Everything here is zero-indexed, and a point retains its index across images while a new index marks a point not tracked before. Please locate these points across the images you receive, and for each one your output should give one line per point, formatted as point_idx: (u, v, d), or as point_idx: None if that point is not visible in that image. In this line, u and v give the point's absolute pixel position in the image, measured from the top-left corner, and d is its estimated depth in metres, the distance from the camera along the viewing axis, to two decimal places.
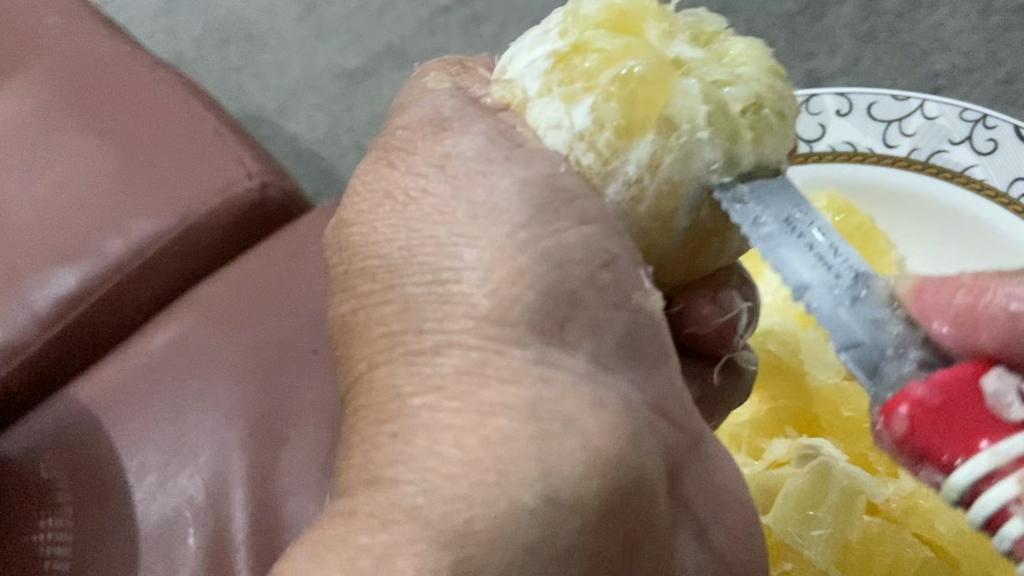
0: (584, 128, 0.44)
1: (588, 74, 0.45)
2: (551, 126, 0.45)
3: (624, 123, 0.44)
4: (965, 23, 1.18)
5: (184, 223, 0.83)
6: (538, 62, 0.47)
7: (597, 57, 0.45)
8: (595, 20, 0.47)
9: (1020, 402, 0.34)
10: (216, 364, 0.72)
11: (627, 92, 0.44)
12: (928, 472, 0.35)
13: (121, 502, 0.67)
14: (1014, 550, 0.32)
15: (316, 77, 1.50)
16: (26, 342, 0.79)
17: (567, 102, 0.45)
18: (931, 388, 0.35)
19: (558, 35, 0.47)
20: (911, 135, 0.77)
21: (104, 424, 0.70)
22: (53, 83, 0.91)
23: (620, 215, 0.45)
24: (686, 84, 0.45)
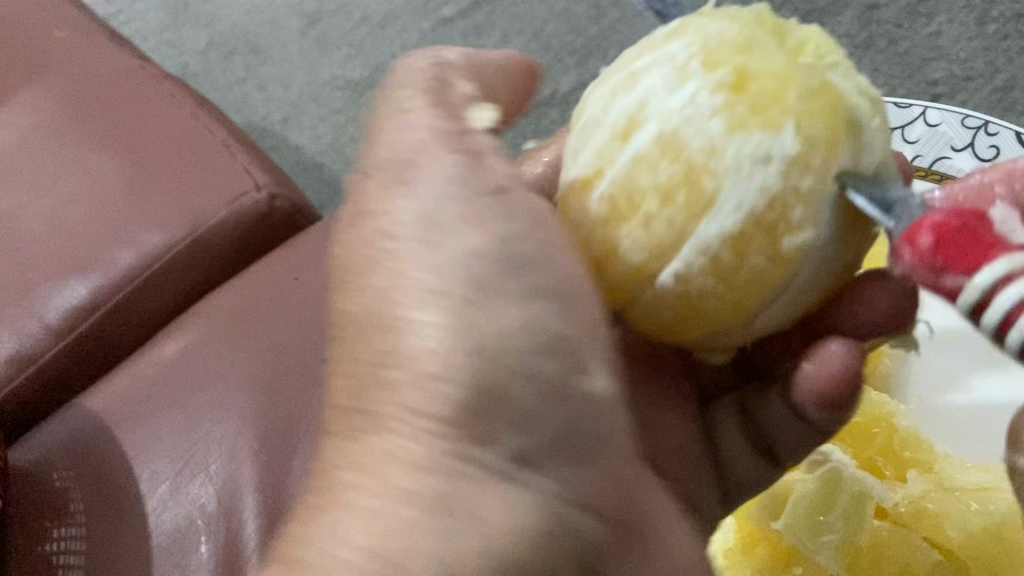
0: (652, 164, 0.48)
1: (776, 97, 0.46)
2: (638, 163, 0.49)
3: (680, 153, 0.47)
4: (963, 31, 1.19)
5: (193, 236, 0.84)
6: (705, 100, 0.47)
7: (765, 80, 0.47)
8: (737, 48, 0.48)
9: (1022, 227, 0.40)
10: (226, 374, 0.73)
11: (816, 104, 0.47)
12: (947, 281, 0.40)
13: (133, 512, 0.68)
14: (1007, 330, 0.38)
15: (320, 88, 1.51)
16: (36, 354, 0.80)
17: (621, 148, 0.49)
18: (949, 216, 0.41)
19: (705, 71, 0.48)
20: (914, 141, 0.77)
21: (115, 435, 0.71)
22: (63, 97, 0.92)
23: (821, 231, 0.47)
24: (832, 79, 0.48)
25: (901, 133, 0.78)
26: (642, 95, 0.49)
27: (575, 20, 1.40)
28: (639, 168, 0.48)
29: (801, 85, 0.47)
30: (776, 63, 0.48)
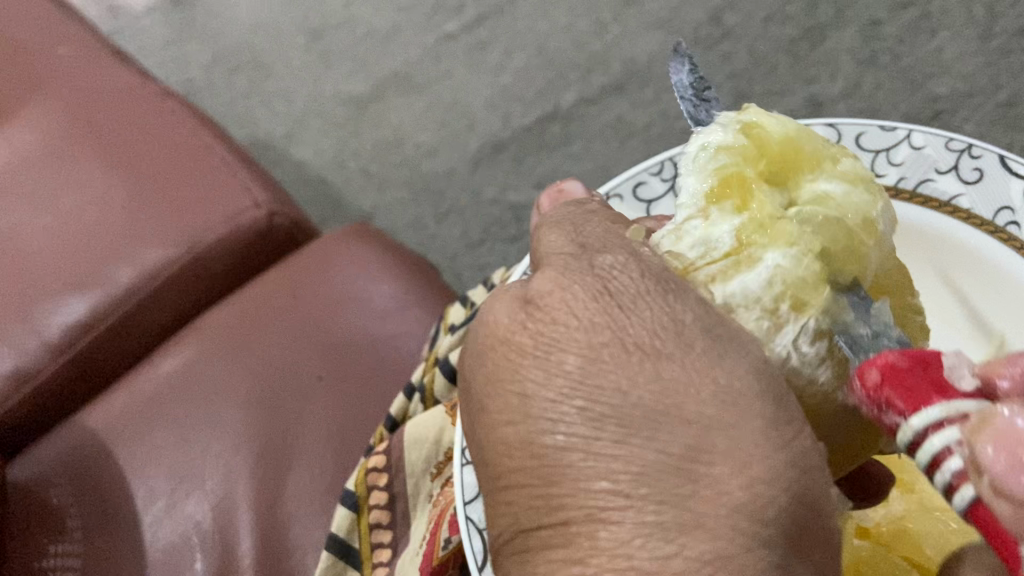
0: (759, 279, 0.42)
1: (818, 282, 0.43)
2: (803, 333, 0.41)
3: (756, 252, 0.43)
4: (966, 46, 1.19)
5: (192, 252, 0.84)
6: (784, 325, 0.41)
7: (812, 268, 0.42)
8: (762, 242, 0.43)
9: (972, 372, 0.30)
10: (223, 391, 0.73)
11: (844, 253, 0.44)
12: (890, 419, 0.31)
13: (130, 530, 0.68)
14: (953, 483, 0.28)
15: (323, 103, 1.52)
16: (35, 370, 0.80)
17: (789, 316, 0.41)
18: (903, 355, 0.32)
19: (766, 286, 0.42)
20: (899, 164, 0.69)
21: (112, 451, 0.71)
22: (66, 114, 0.92)
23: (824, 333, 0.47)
24: (825, 194, 0.46)
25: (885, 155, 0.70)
26: (772, 260, 0.42)
27: (577, 36, 1.41)
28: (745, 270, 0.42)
29: (833, 244, 0.43)
30: (810, 240, 0.43)
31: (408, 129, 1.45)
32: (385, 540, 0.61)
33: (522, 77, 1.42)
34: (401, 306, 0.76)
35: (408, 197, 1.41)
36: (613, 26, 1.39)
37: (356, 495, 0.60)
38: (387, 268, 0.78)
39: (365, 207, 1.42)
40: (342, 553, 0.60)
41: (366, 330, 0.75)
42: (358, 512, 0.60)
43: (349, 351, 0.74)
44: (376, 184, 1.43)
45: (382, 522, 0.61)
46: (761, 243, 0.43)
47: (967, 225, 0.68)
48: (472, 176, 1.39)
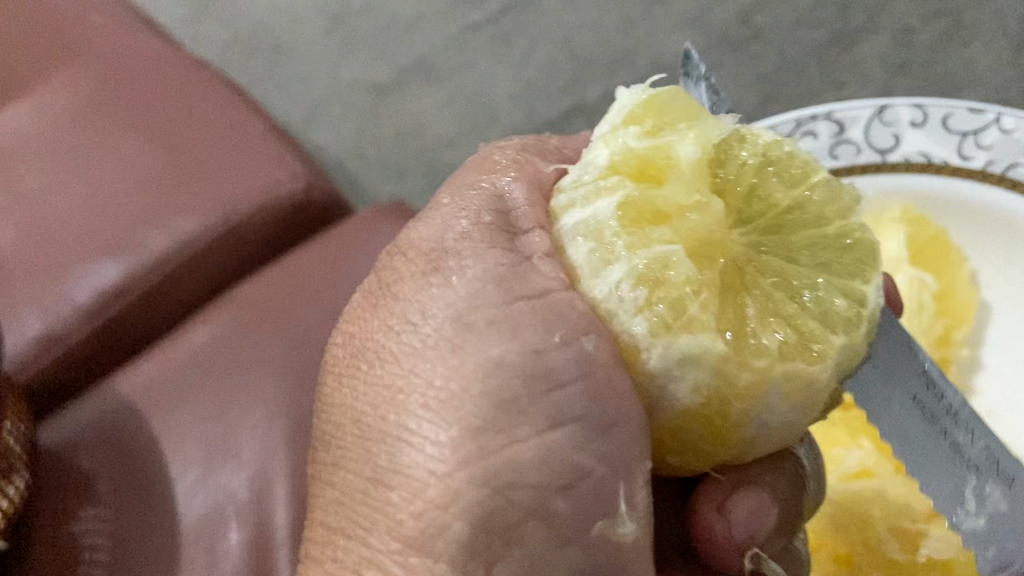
0: (627, 300, 0.41)
1: (642, 237, 0.41)
2: (627, 277, 0.41)
3: (663, 326, 0.40)
4: (998, 58, 1.19)
5: (227, 223, 0.84)
6: (608, 272, 0.41)
7: (664, 234, 0.41)
8: (628, 221, 0.41)
9: None
10: (258, 363, 0.71)
11: (672, 316, 0.40)
12: None
13: (162, 497, 0.66)
14: None
15: (343, 89, 1.50)
16: (64, 336, 0.79)
17: (624, 256, 0.41)
18: None
19: (624, 250, 0.41)
20: (989, 147, 0.73)
21: (144, 418, 0.70)
22: (98, 81, 0.91)
23: (648, 349, 0.41)
24: (755, 345, 0.41)
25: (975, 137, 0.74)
26: (618, 276, 0.41)
27: (602, 30, 1.39)
28: (616, 310, 0.42)
29: (701, 287, 0.40)
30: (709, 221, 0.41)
31: (428, 119, 1.44)
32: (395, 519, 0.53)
33: (545, 70, 1.40)
34: None
35: (427, 186, 1.39)
36: (640, 22, 1.38)
37: None
38: None
39: (384, 195, 1.41)
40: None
41: None
42: None
43: None
44: (395, 172, 1.42)
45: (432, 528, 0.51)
46: (648, 238, 0.41)
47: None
48: None
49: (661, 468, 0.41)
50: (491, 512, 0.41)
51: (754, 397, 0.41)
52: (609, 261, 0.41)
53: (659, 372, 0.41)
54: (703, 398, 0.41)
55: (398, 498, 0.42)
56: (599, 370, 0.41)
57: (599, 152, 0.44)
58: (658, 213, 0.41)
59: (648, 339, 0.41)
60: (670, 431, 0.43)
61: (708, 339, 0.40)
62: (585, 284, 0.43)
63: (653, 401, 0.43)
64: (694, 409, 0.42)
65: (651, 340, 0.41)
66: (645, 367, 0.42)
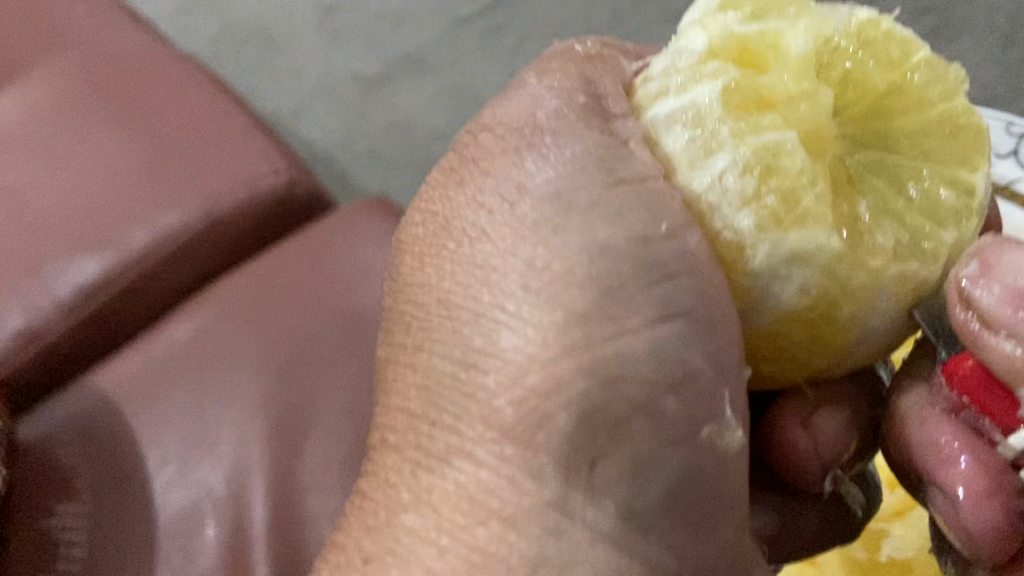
0: (584, 193, 0.43)
1: (752, 126, 0.42)
2: (732, 169, 0.42)
3: (774, 218, 0.42)
4: (984, 56, 1.19)
5: (209, 218, 0.84)
6: (724, 175, 0.42)
7: (771, 118, 0.43)
8: (725, 111, 0.43)
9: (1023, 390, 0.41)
10: (239, 358, 0.71)
11: (785, 207, 0.42)
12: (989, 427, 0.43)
13: (140, 492, 0.66)
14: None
15: (332, 81, 1.50)
16: (45, 329, 0.79)
17: (726, 147, 0.42)
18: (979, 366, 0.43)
19: (729, 139, 0.42)
20: None
21: (123, 413, 0.70)
22: (81, 73, 0.91)
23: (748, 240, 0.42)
24: (875, 239, 0.44)
25: None
26: (744, 215, 0.42)
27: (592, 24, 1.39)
28: (568, 204, 0.43)
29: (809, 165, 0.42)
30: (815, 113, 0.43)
31: (418, 112, 1.44)
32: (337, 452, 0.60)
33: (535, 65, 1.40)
34: None
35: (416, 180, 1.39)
36: (630, 16, 1.37)
37: None
38: None
39: (372, 188, 1.41)
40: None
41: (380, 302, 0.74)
42: None
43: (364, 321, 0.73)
44: (384, 165, 1.42)
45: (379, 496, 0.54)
46: (766, 127, 0.42)
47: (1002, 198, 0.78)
48: None
49: (701, 364, 0.42)
50: (594, 405, 0.40)
51: (880, 285, 0.43)
52: (708, 155, 0.43)
53: (765, 252, 0.42)
54: (817, 298, 0.43)
55: (493, 381, 0.42)
56: (701, 266, 0.42)
57: (693, 38, 0.45)
58: (764, 100, 0.43)
59: (756, 233, 0.42)
60: (769, 341, 0.45)
61: (823, 234, 0.42)
62: (567, 179, 0.45)
63: (752, 305, 0.44)
64: (801, 312, 0.43)
65: (605, 220, 0.43)
66: (591, 244, 0.43)
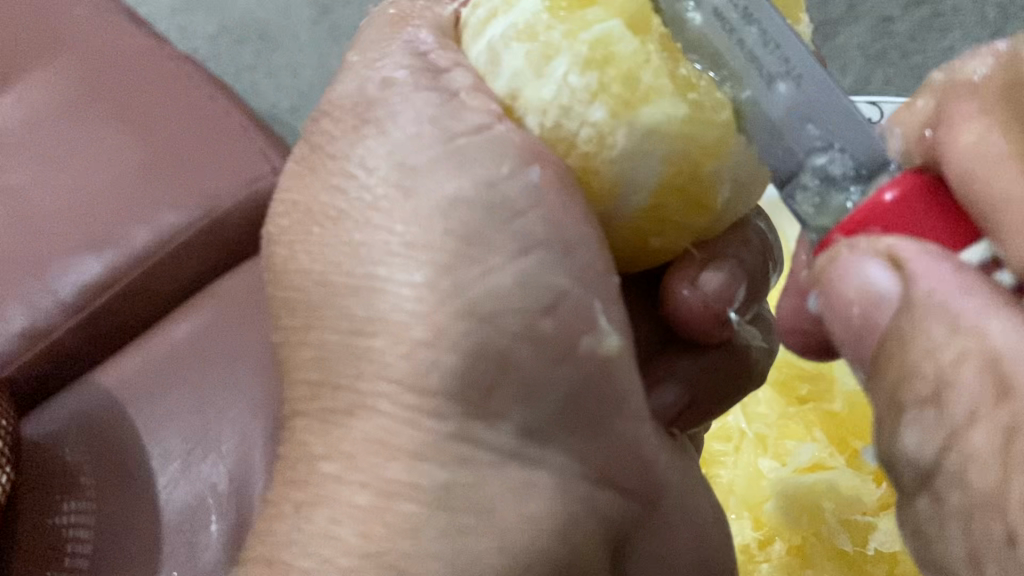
0: (577, 90, 0.44)
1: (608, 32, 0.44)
2: (573, 67, 0.44)
3: (623, 104, 0.44)
4: (976, 46, 1.19)
5: (210, 216, 0.84)
6: (566, 81, 0.44)
7: (596, 12, 0.45)
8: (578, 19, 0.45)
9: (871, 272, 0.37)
10: (240, 354, 0.72)
11: (684, 107, 0.45)
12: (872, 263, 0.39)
13: (144, 489, 0.67)
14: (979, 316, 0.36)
15: (329, 78, 1.50)
16: (50, 329, 0.80)
17: (562, 50, 0.44)
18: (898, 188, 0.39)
19: (575, 44, 0.44)
20: None
21: (126, 410, 0.71)
22: (80, 74, 0.91)
23: (618, 143, 0.44)
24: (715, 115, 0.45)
25: None
26: (599, 111, 0.44)
27: None
28: (568, 109, 0.44)
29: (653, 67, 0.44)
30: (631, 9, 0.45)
31: None
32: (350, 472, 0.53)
33: None
34: None
35: None
36: None
37: None
38: None
39: None
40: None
41: None
42: None
43: None
44: None
45: None
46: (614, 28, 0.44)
47: None
48: None
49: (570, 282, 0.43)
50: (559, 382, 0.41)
51: (712, 162, 0.46)
52: (547, 69, 0.45)
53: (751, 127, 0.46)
54: (671, 168, 0.45)
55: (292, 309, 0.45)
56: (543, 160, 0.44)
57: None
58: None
59: (610, 123, 0.44)
60: (645, 217, 0.47)
61: (666, 105, 0.44)
62: (521, 98, 0.46)
63: (617, 196, 0.46)
64: (669, 178, 0.45)
65: (613, 123, 0.44)
66: (579, 151, 0.45)
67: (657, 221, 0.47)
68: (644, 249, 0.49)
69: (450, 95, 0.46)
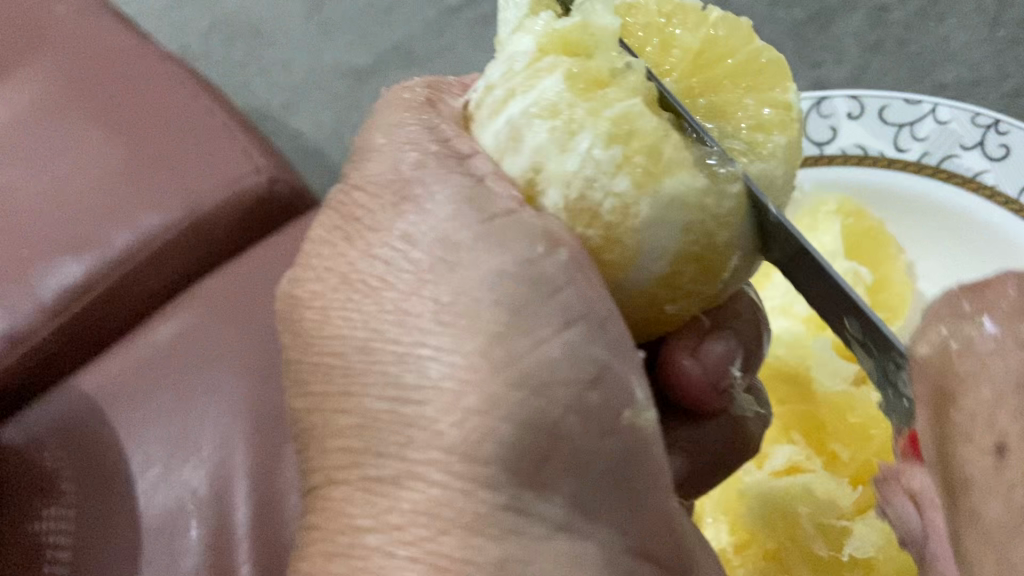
0: (602, 163, 0.40)
1: (597, 103, 0.41)
2: (596, 140, 0.40)
3: (646, 175, 0.40)
4: (974, 35, 1.16)
5: (191, 217, 0.84)
6: (589, 153, 0.40)
7: (614, 90, 0.42)
8: (572, 91, 0.42)
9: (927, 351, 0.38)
10: (221, 358, 0.72)
11: (657, 167, 0.40)
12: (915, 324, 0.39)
13: (124, 495, 0.67)
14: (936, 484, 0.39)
15: (321, 74, 1.49)
16: (30, 332, 0.79)
17: (585, 124, 0.41)
18: None
19: (552, 114, 0.41)
20: (923, 139, 0.76)
21: (106, 413, 0.71)
22: (61, 74, 0.91)
23: (612, 213, 0.40)
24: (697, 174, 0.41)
25: (911, 130, 0.77)
26: (619, 183, 0.40)
27: None
28: (592, 181, 0.41)
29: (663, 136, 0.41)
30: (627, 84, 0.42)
31: None
32: None
33: None
34: None
35: None
36: None
37: None
38: None
39: None
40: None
41: None
42: None
43: None
44: None
45: None
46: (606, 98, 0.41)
47: (972, 194, 0.75)
48: None
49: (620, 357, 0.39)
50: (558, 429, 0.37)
51: (729, 230, 0.42)
52: (567, 145, 0.41)
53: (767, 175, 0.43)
54: (690, 241, 0.41)
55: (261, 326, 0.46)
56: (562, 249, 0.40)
57: (518, 42, 0.45)
58: (599, 80, 0.42)
59: (634, 193, 0.40)
60: (661, 289, 0.42)
61: (687, 176, 0.40)
62: (545, 173, 0.42)
63: (628, 271, 0.42)
64: (688, 249, 0.42)
65: (636, 195, 0.40)
66: (602, 222, 0.41)
67: (675, 287, 0.43)
68: (659, 318, 0.44)
69: (477, 181, 0.41)
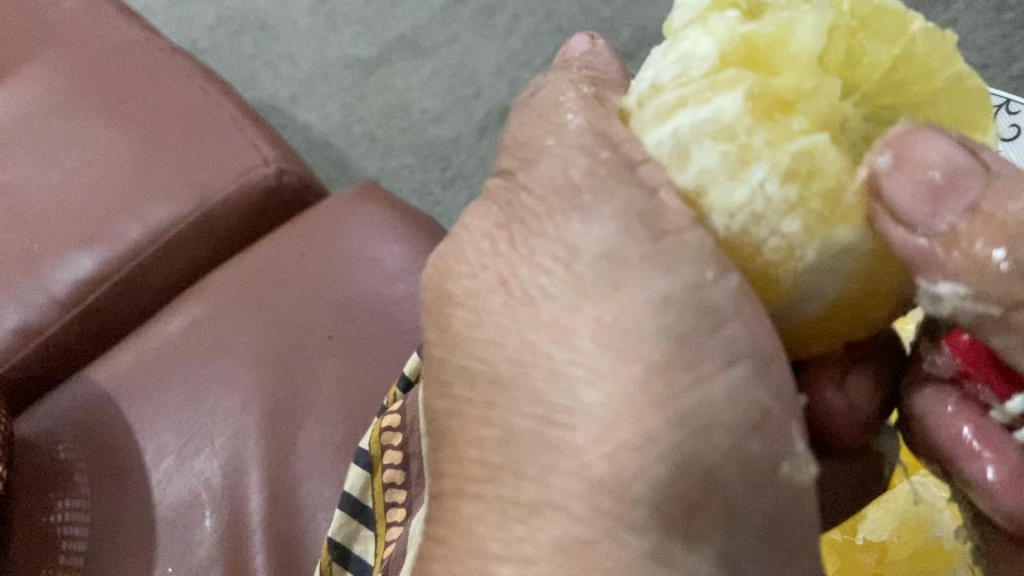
0: (775, 199, 0.37)
1: (786, 132, 0.38)
2: (772, 174, 0.37)
3: (819, 221, 0.37)
4: (979, 18, 1.14)
5: (202, 209, 0.84)
6: (763, 188, 0.37)
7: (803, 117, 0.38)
8: (756, 112, 0.38)
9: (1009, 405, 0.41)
10: (232, 349, 0.72)
11: (832, 215, 0.38)
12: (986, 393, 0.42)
13: (138, 486, 0.68)
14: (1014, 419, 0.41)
15: (328, 67, 1.49)
16: (43, 326, 0.80)
17: (763, 154, 0.38)
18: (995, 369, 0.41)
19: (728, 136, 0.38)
20: None
21: (119, 404, 0.71)
22: (69, 69, 0.91)
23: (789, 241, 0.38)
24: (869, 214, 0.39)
25: None
26: (787, 222, 0.37)
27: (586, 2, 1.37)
28: (758, 216, 0.38)
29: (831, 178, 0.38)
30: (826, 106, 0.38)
31: (413, 94, 1.43)
32: (398, 499, 0.60)
33: (531, 45, 1.38)
34: (412, 268, 0.75)
35: (414, 163, 1.39)
36: None
37: (371, 455, 0.62)
38: (398, 231, 0.78)
39: (370, 172, 1.41)
40: (339, 557, 0.61)
41: (379, 291, 0.74)
42: (373, 472, 0.61)
43: (359, 309, 0.73)
44: (382, 149, 1.41)
45: (396, 481, 0.60)
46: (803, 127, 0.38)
47: None
48: (478, 141, 1.37)
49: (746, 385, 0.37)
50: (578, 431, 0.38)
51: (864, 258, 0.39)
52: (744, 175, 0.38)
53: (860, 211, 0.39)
54: (845, 289, 0.39)
55: None
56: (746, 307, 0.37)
57: (696, 43, 0.40)
58: (783, 104, 0.38)
59: (802, 238, 0.37)
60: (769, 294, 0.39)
61: (857, 226, 0.38)
62: (710, 197, 0.38)
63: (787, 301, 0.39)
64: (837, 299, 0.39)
65: (805, 237, 0.37)
66: (760, 261, 0.38)
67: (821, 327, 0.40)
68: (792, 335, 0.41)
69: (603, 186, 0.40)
